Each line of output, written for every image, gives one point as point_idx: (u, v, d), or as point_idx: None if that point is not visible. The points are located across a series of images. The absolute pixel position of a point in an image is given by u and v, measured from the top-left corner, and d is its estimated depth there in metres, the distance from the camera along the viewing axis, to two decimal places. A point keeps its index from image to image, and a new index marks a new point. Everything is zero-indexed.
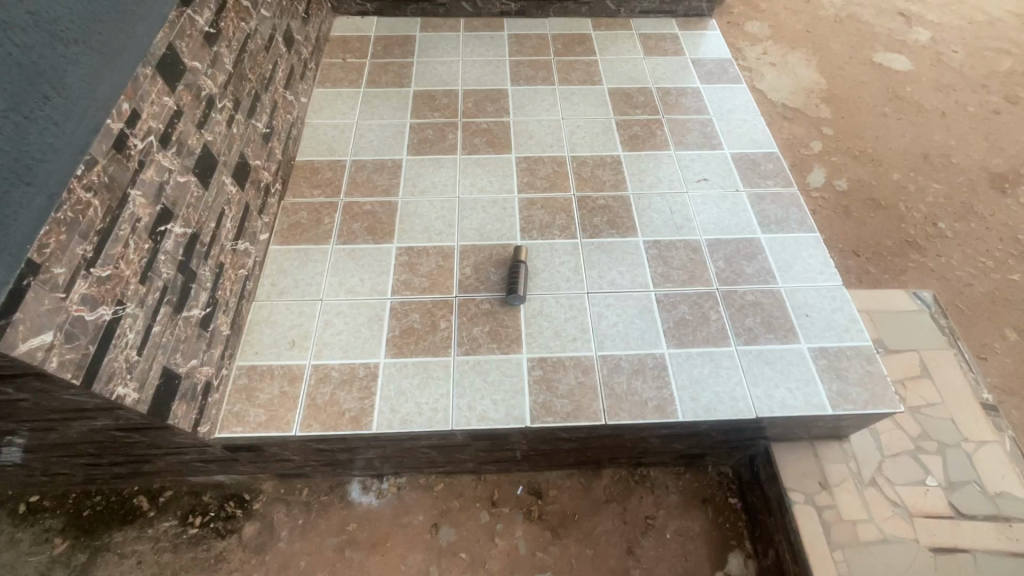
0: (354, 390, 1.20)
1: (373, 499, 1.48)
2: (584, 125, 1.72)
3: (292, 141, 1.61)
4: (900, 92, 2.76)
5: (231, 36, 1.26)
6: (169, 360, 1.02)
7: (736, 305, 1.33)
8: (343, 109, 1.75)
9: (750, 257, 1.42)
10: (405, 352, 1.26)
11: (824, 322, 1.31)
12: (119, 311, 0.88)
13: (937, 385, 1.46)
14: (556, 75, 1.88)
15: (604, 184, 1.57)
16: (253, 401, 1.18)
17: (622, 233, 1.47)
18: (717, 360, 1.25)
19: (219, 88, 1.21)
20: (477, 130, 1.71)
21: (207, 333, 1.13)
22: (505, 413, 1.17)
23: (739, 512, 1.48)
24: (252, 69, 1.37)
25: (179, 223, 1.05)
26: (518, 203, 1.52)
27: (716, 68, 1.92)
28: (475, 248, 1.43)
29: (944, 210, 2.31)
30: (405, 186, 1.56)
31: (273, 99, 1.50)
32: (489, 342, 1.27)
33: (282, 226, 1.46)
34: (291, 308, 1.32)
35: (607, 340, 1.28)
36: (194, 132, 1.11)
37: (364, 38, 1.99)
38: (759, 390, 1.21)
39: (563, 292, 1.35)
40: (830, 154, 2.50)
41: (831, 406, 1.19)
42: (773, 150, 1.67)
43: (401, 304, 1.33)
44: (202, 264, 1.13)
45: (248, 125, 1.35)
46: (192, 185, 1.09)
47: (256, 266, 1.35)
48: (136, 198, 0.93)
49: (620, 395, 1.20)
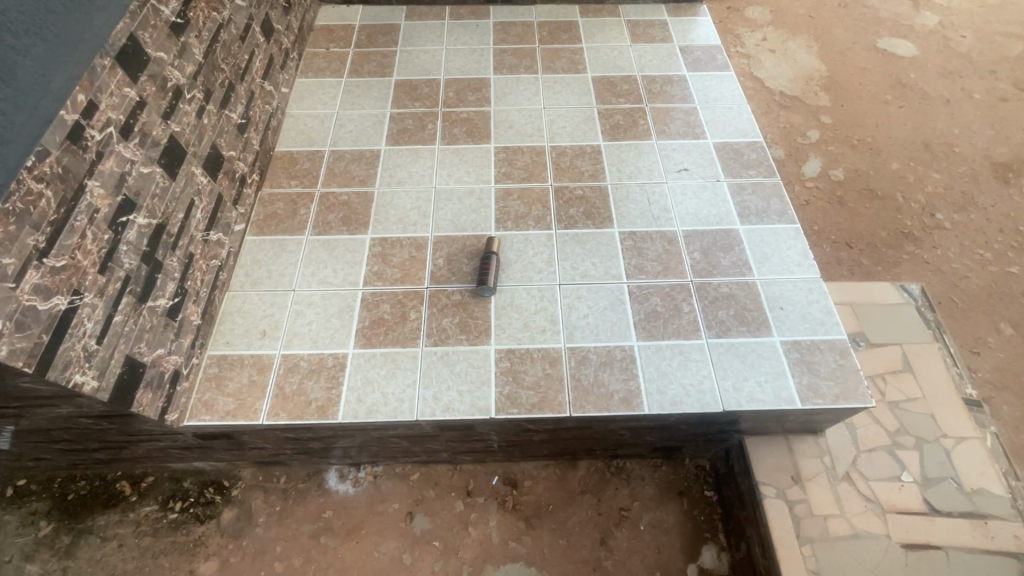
0: (322, 380, 1.21)
1: (350, 487, 1.50)
2: (566, 114, 1.70)
3: (272, 132, 1.61)
4: (903, 79, 2.69)
5: (202, 26, 1.26)
6: (133, 349, 1.03)
7: (710, 298, 1.32)
8: (323, 100, 1.75)
9: (727, 249, 1.40)
10: (374, 342, 1.26)
11: (799, 314, 1.29)
12: (75, 300, 0.89)
13: (918, 379, 1.43)
14: (539, 63, 1.85)
15: (582, 174, 1.55)
16: (222, 389, 1.20)
17: (597, 225, 1.45)
18: (687, 353, 1.23)
19: (188, 78, 1.21)
20: (457, 120, 1.69)
21: (175, 323, 1.15)
22: (470, 404, 1.18)
23: (715, 505, 1.48)
24: (225, 59, 1.37)
25: (143, 213, 1.06)
26: (494, 194, 1.51)
27: (704, 55, 1.88)
28: (449, 239, 1.42)
29: (943, 200, 2.25)
30: (382, 177, 1.56)
31: (249, 90, 1.50)
32: (458, 333, 1.27)
33: (258, 217, 1.47)
34: (263, 299, 1.33)
35: (577, 332, 1.27)
36: (159, 123, 1.11)
37: (349, 27, 1.98)
38: (728, 383, 1.19)
39: (535, 283, 1.35)
40: (827, 143, 2.44)
41: (800, 400, 1.17)
42: (757, 140, 1.63)
43: (373, 295, 1.33)
44: (170, 254, 1.14)
45: (221, 116, 1.35)
46: (157, 176, 1.10)
47: (229, 257, 1.36)
48: (94, 189, 0.93)
49: (586, 388, 1.19)
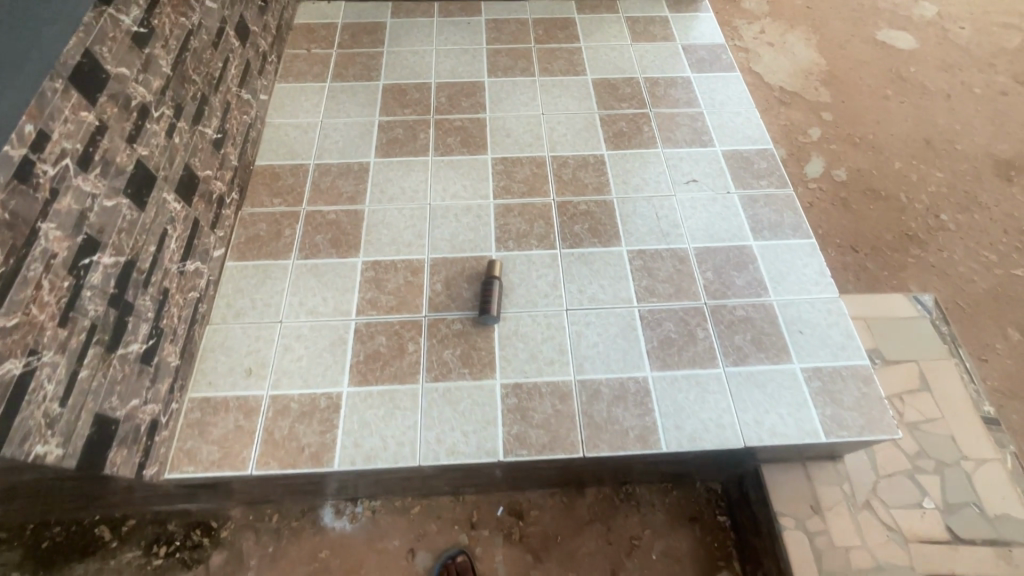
0: (314, 424, 1.12)
1: (347, 523, 1.42)
2: (566, 121, 1.60)
3: (250, 145, 1.49)
4: (903, 73, 2.63)
5: (168, 34, 1.14)
6: (103, 405, 0.92)
7: (726, 322, 1.25)
8: (306, 107, 1.63)
9: (741, 267, 1.33)
10: (370, 380, 1.17)
11: (819, 338, 1.23)
12: (32, 362, 0.79)
13: (936, 398, 1.39)
14: (536, 64, 1.75)
15: (586, 187, 1.47)
16: (206, 437, 1.10)
17: (604, 243, 1.37)
18: (704, 384, 1.17)
19: (154, 95, 1.09)
20: (451, 128, 1.58)
21: (150, 368, 1.04)
22: (476, 447, 1.10)
23: (728, 530, 1.43)
24: (196, 69, 1.25)
25: (109, 251, 0.95)
26: (494, 210, 1.42)
27: (708, 55, 1.79)
28: (446, 261, 1.33)
29: (947, 200, 2.21)
30: (372, 193, 1.45)
31: (225, 100, 1.38)
32: (460, 367, 1.18)
33: (239, 240, 1.36)
34: (247, 332, 1.23)
35: (587, 363, 1.19)
36: (124, 148, 1.00)
37: (331, 25, 1.85)
38: (749, 417, 1.13)
39: (540, 309, 1.26)
40: (829, 141, 2.38)
41: (825, 433, 1.11)
42: (767, 147, 1.55)
43: (366, 325, 1.24)
44: (142, 293, 1.03)
45: (194, 133, 1.23)
46: (123, 208, 0.99)
47: (209, 286, 1.26)
48: (49, 232, 0.82)
49: (599, 425, 1.12)
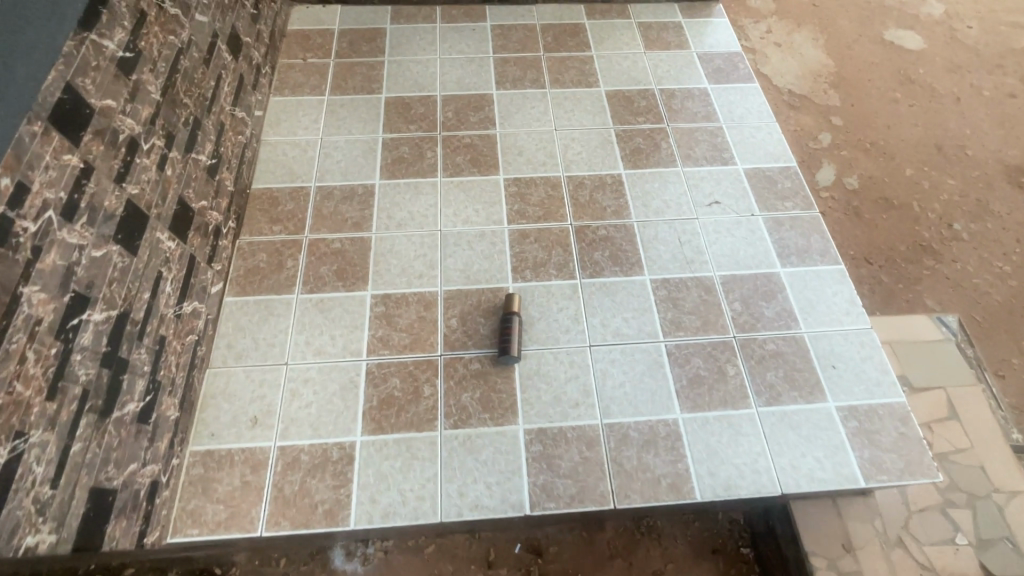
0: (327, 477, 1.05)
1: (358, 566, 1.33)
2: (580, 138, 1.52)
3: (246, 166, 1.39)
4: (911, 74, 2.57)
5: (157, 56, 1.03)
6: (98, 477, 0.84)
7: (756, 357, 1.19)
8: (304, 123, 1.53)
9: (770, 297, 1.27)
10: (385, 427, 1.10)
11: (853, 373, 1.18)
12: (19, 445, 0.70)
13: (966, 427, 1.35)
14: (546, 75, 1.66)
15: (604, 210, 1.39)
16: (210, 495, 1.02)
17: (626, 272, 1.30)
18: (737, 426, 1.11)
19: (144, 125, 0.99)
20: (459, 146, 1.50)
21: (148, 427, 0.96)
22: (501, 500, 1.04)
23: (752, 563, 1.36)
24: (188, 91, 1.15)
25: (99, 306, 0.86)
26: (509, 237, 1.34)
27: (725, 64, 1.71)
28: (461, 294, 1.26)
29: (959, 208, 2.17)
30: (379, 218, 1.37)
31: (218, 121, 1.28)
32: (480, 413, 1.12)
33: (238, 273, 1.27)
34: (250, 377, 1.15)
35: (614, 405, 1.13)
36: (113, 189, 0.90)
37: (327, 32, 1.74)
38: (785, 461, 1.08)
39: (562, 345, 1.20)
40: (840, 147, 2.32)
41: (864, 477, 1.07)
42: (790, 165, 1.49)
43: (378, 367, 1.16)
44: (137, 346, 0.94)
45: (187, 161, 1.13)
46: (114, 256, 0.90)
47: (208, 326, 1.17)
48: (32, 296, 0.74)
49: (629, 474, 1.06)
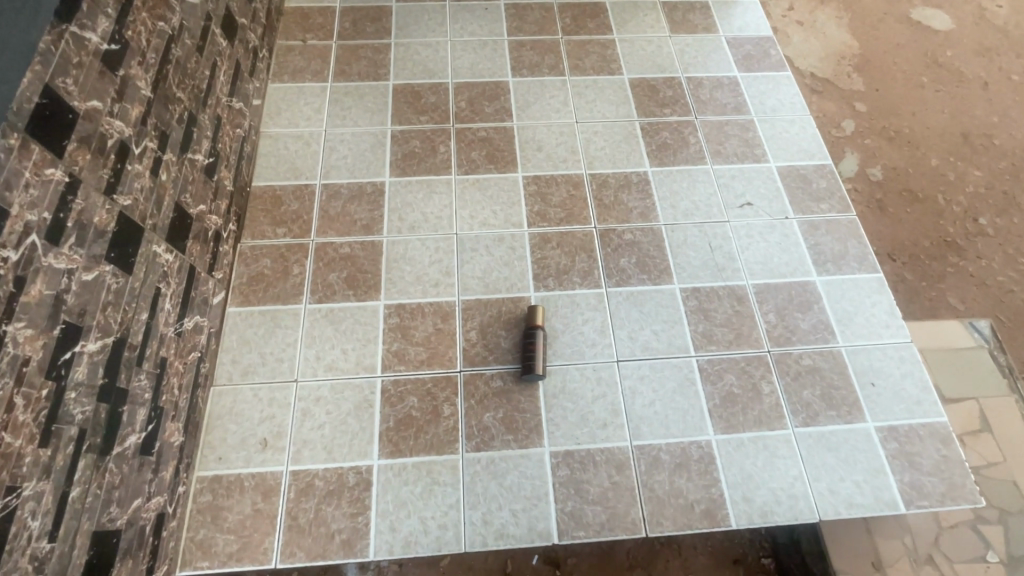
0: (343, 505, 0.99)
1: None
2: (603, 131, 1.43)
3: (246, 162, 1.29)
4: (938, 57, 2.15)
5: (146, 47, 0.92)
6: (101, 519, 0.78)
7: (792, 373, 1.13)
8: (306, 113, 1.42)
9: (806, 307, 1.21)
10: (403, 450, 1.04)
11: (892, 391, 1.13)
12: (12, 500, 0.64)
13: (999, 441, 1.35)
14: (565, 61, 1.54)
15: (630, 212, 1.31)
16: (220, 525, 0.97)
17: (654, 280, 1.23)
18: (773, 448, 1.06)
19: (135, 126, 0.89)
20: (474, 139, 1.40)
21: (152, 457, 0.90)
22: (528, 528, 0.99)
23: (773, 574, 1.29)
24: (181, 84, 1.04)
25: (94, 335, 0.78)
26: (529, 241, 1.26)
27: (755, 50, 1.60)
28: (480, 304, 1.18)
29: (986, 202, 1.81)
30: (390, 220, 1.28)
31: (215, 115, 1.17)
32: (504, 434, 1.06)
33: (240, 280, 1.19)
34: (259, 395, 1.08)
35: (644, 425, 1.08)
36: (103, 203, 0.81)
37: (327, 10, 1.61)
38: (822, 486, 1.04)
39: (588, 361, 1.13)
40: (863, 135, 1.96)
41: (904, 503, 1.03)
42: (826, 163, 1.40)
43: (394, 385, 1.09)
44: (136, 373, 0.87)
45: (183, 163, 1.03)
46: (107, 278, 0.81)
47: (210, 341, 1.09)
48: (17, 333, 0.66)
49: (661, 499, 1.02)
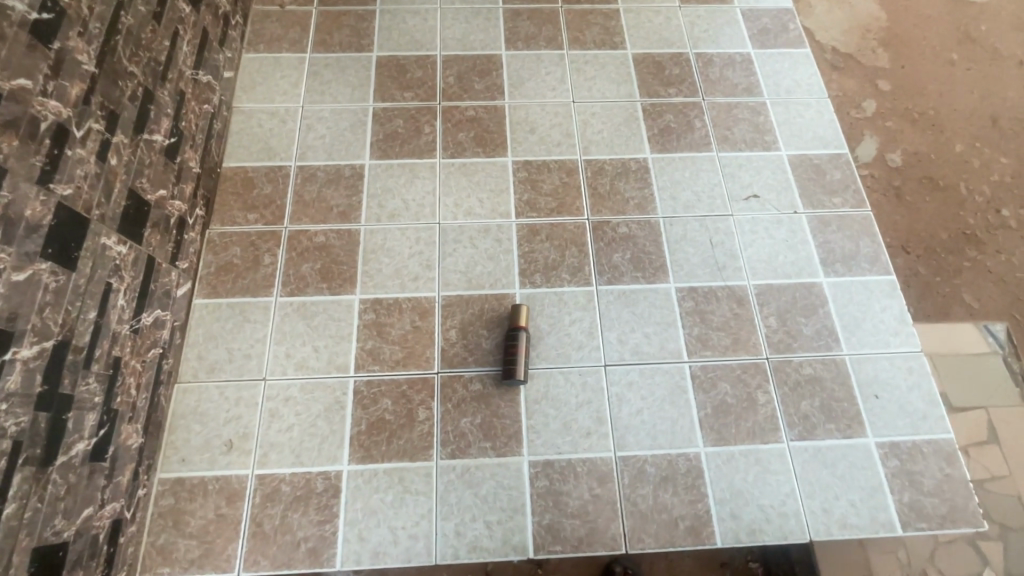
0: (311, 511, 0.95)
1: None
2: (602, 112, 1.32)
3: (215, 141, 1.20)
4: (972, 32, 1.98)
5: (86, 16, 0.83)
6: (43, 533, 0.74)
7: (791, 383, 1.06)
8: (283, 87, 1.32)
9: (810, 311, 1.13)
10: (375, 455, 0.99)
11: (897, 405, 1.06)
12: None
13: (1005, 453, 1.30)
14: (564, 33, 1.42)
15: (626, 203, 1.22)
16: (182, 530, 0.93)
17: (648, 278, 1.15)
18: (765, 463, 1.00)
19: (76, 107, 0.81)
20: (462, 119, 1.30)
21: (104, 463, 0.85)
22: (503, 541, 0.94)
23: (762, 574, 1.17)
24: (135, 57, 0.94)
25: (28, 340, 0.72)
26: (517, 233, 1.18)
27: (772, 23, 1.47)
28: (461, 301, 1.11)
29: (1012, 192, 1.69)
30: (369, 206, 1.19)
31: (178, 90, 1.08)
32: (481, 441, 1.00)
33: (208, 270, 1.12)
34: (225, 395, 1.02)
35: (629, 434, 1.02)
36: (35, 195, 0.74)
37: None
38: (815, 504, 0.98)
39: (574, 365, 1.07)
40: (885, 117, 1.82)
41: (900, 525, 0.98)
42: (842, 152, 1.30)
43: (367, 386, 1.04)
44: (83, 377, 0.81)
45: (139, 145, 0.95)
46: (44, 277, 0.75)
47: (173, 336, 1.03)
48: None
49: (644, 514, 0.97)
